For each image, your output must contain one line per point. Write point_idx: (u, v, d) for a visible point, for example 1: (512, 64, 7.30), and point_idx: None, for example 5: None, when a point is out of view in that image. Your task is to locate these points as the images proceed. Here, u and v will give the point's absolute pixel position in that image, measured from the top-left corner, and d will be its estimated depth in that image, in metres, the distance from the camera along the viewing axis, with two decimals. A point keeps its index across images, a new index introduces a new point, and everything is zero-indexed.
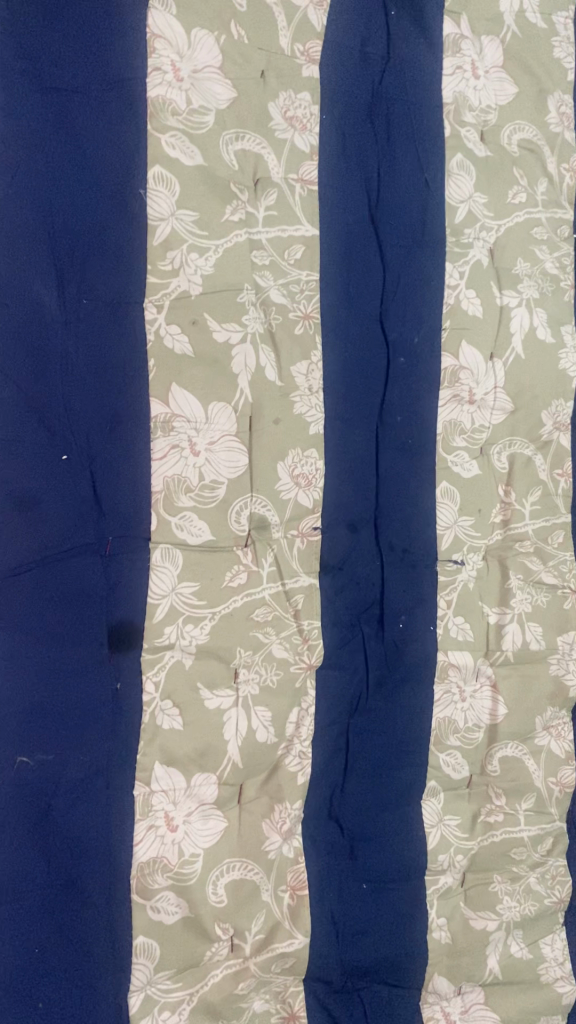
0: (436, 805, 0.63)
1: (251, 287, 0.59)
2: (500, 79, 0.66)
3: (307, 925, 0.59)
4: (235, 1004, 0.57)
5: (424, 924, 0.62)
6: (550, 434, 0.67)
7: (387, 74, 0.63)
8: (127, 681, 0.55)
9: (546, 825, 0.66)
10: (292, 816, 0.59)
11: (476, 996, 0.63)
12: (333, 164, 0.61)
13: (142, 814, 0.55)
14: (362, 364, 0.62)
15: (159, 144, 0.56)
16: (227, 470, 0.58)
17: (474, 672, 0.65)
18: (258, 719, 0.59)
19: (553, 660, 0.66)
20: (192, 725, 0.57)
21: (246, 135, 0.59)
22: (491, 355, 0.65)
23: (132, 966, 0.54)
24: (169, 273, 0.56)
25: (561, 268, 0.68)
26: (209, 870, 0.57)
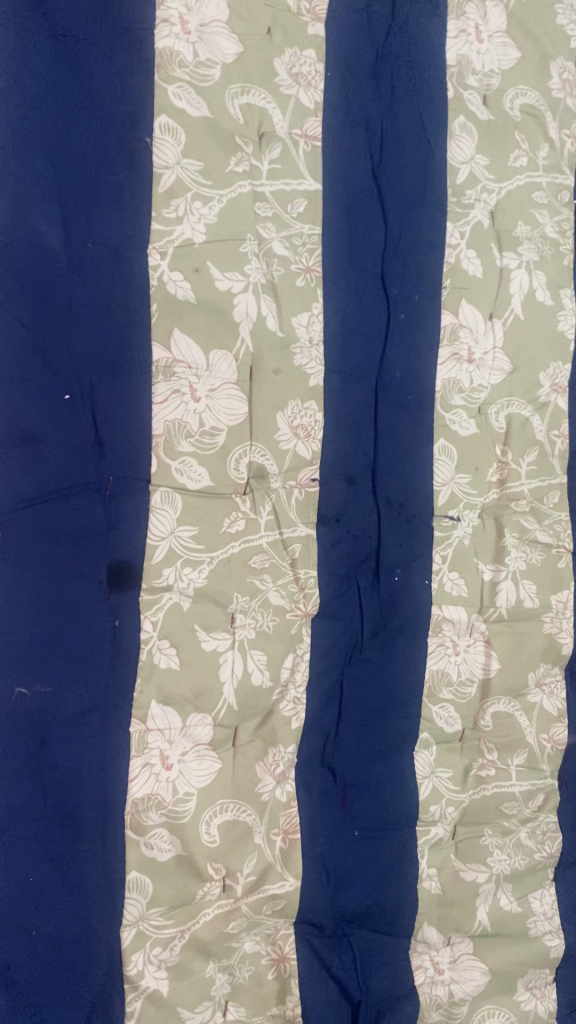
0: (428, 757, 0.64)
1: (253, 239, 0.60)
2: (504, 43, 0.67)
3: (298, 869, 0.60)
4: (226, 942, 0.58)
5: (415, 873, 0.63)
6: (548, 396, 0.68)
7: (391, 36, 0.64)
8: (126, 620, 0.56)
9: (538, 781, 0.66)
10: (285, 760, 0.60)
11: (465, 947, 0.63)
12: (337, 120, 0.62)
13: (138, 752, 0.56)
14: (363, 318, 0.62)
15: (166, 94, 0.57)
16: (229, 417, 0.59)
17: (468, 627, 0.65)
18: (254, 662, 0.59)
19: (547, 618, 0.67)
20: (188, 666, 0.58)
21: (252, 89, 0.60)
22: (490, 314, 0.66)
23: (125, 900, 0.56)
24: (173, 220, 0.57)
25: (561, 232, 0.68)
26: (203, 810, 0.58)
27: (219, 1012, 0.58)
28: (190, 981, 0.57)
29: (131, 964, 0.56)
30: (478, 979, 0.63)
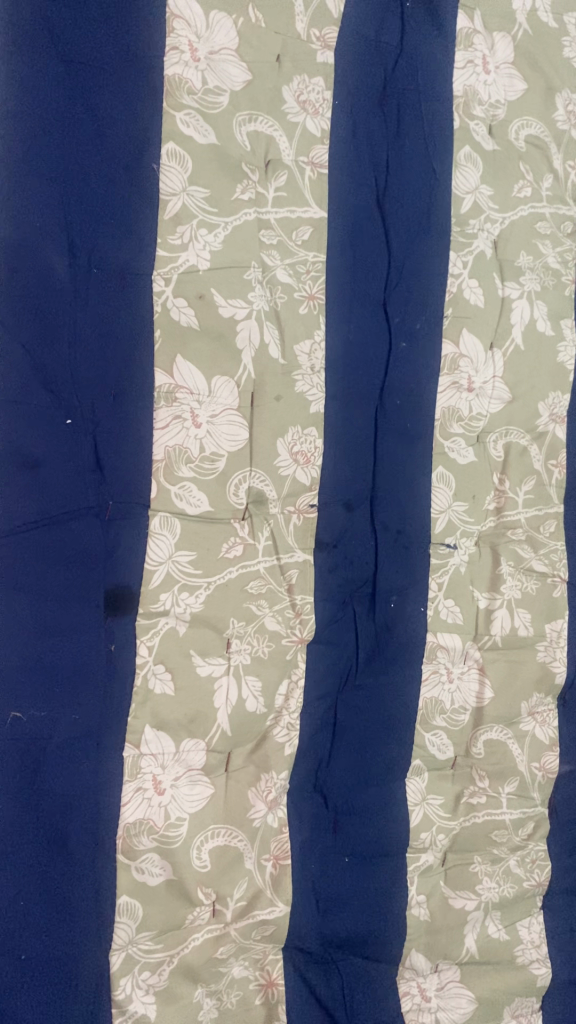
0: (419, 784, 0.64)
1: (258, 266, 0.60)
2: (510, 75, 0.67)
3: (288, 894, 0.60)
4: (214, 967, 0.58)
5: (404, 899, 0.63)
6: (546, 425, 0.68)
7: (399, 65, 0.64)
8: (122, 644, 0.57)
9: (528, 810, 0.66)
10: (278, 785, 0.61)
11: (452, 975, 0.63)
12: (344, 149, 0.62)
13: (130, 776, 0.57)
14: (364, 347, 0.63)
15: (174, 122, 0.58)
16: (230, 440, 0.59)
17: (462, 654, 0.65)
18: (248, 687, 0.60)
19: (540, 647, 0.67)
20: (183, 690, 0.58)
21: (259, 117, 0.60)
22: (490, 344, 0.66)
23: (115, 924, 0.56)
24: (178, 247, 0.58)
25: (563, 263, 0.69)
26: (195, 834, 0.58)
27: None
28: (178, 1006, 0.57)
29: (119, 988, 0.56)
30: (464, 1006, 0.63)
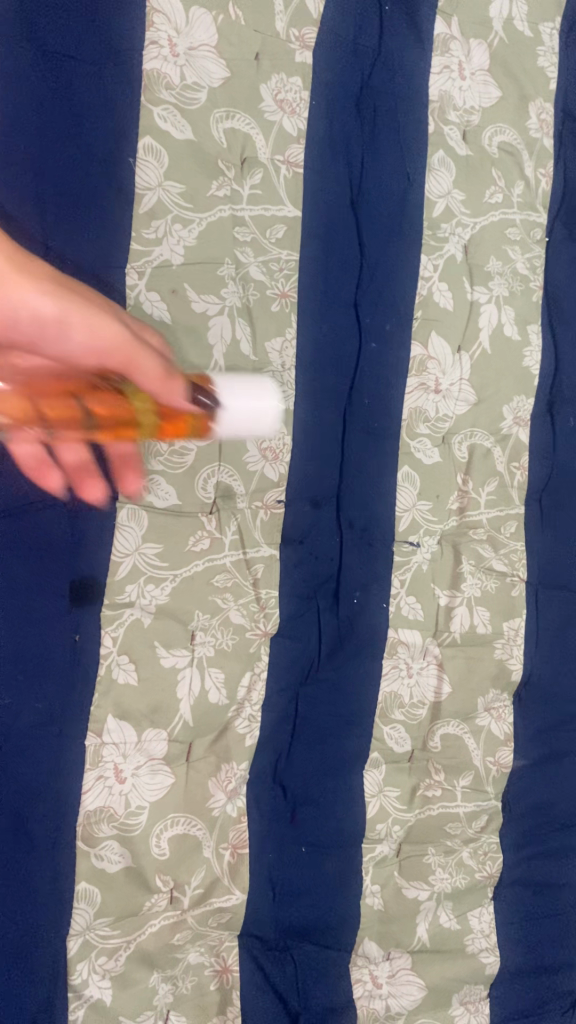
0: (377, 776, 0.65)
1: (231, 263, 0.61)
2: (485, 82, 0.68)
3: (245, 883, 0.61)
4: (171, 954, 0.59)
5: (359, 889, 0.64)
6: (510, 428, 0.69)
7: (377, 68, 0.65)
8: (86, 635, 0.57)
9: (482, 803, 0.68)
10: (238, 776, 0.62)
11: (404, 962, 0.64)
12: (319, 149, 0.63)
13: (92, 765, 0.57)
14: (334, 346, 0.64)
15: (151, 115, 0.58)
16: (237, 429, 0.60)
17: (422, 649, 0.67)
18: (211, 680, 0.61)
19: (498, 644, 0.69)
20: (147, 682, 0.59)
21: (237, 114, 0.61)
22: (458, 347, 0.67)
23: (73, 911, 0.56)
24: (153, 241, 0.58)
25: (531, 269, 0.70)
26: (154, 823, 0.59)
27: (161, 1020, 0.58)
28: (133, 991, 0.58)
29: (76, 973, 0.56)
30: (415, 993, 0.64)
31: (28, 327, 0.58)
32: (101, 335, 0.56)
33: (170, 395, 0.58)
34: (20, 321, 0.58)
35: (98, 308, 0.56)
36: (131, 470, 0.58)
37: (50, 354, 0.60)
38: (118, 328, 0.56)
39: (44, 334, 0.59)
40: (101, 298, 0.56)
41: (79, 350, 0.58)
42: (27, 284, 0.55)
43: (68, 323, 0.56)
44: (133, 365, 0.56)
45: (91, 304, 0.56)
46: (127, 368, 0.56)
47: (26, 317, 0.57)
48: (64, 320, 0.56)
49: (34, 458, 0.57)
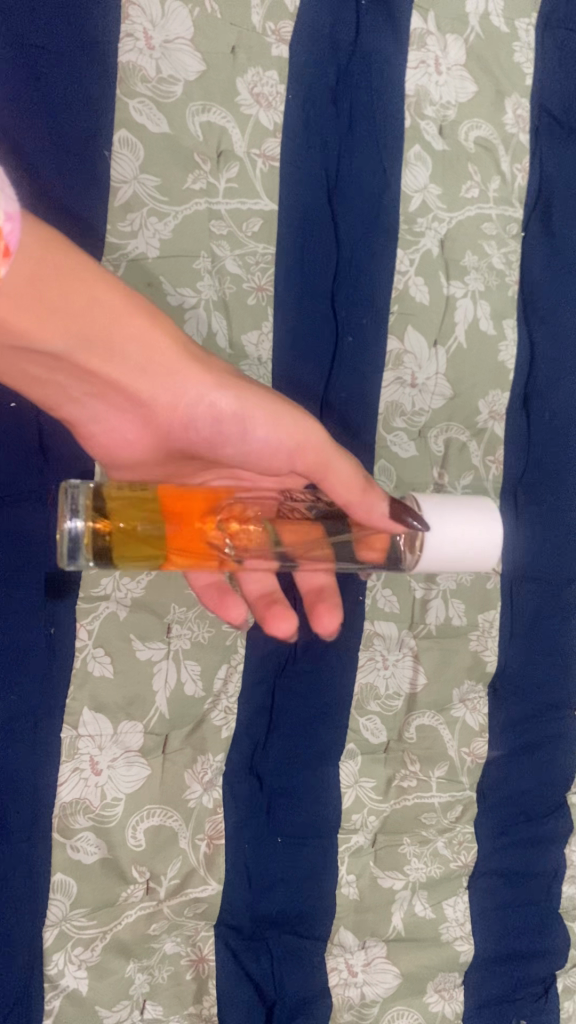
0: (352, 767, 0.66)
1: (207, 255, 0.62)
2: (462, 77, 0.68)
3: (221, 873, 0.62)
4: (147, 944, 0.59)
5: (334, 878, 0.64)
6: (486, 422, 0.69)
7: (354, 61, 0.64)
8: (62, 626, 0.58)
9: (457, 793, 0.68)
10: (214, 768, 0.63)
11: (379, 951, 0.64)
12: (295, 144, 0.63)
13: (68, 758, 0.58)
14: (310, 340, 0.64)
15: (127, 108, 0.59)
16: (446, 553, 0.55)
17: (397, 642, 0.68)
18: (187, 671, 0.62)
19: (473, 636, 0.69)
20: (122, 674, 0.60)
21: (213, 108, 0.61)
22: (434, 341, 0.68)
23: (49, 902, 0.57)
24: (128, 234, 0.59)
25: (506, 264, 0.69)
26: (131, 815, 0.60)
27: (137, 1011, 0.58)
28: (110, 980, 0.58)
29: (52, 964, 0.57)
30: (389, 981, 0.63)
31: (198, 437, 0.57)
32: (288, 434, 0.55)
33: (372, 513, 0.55)
34: (198, 435, 0.57)
35: (299, 420, 0.55)
36: (326, 609, 0.63)
37: (228, 455, 0.59)
38: (319, 433, 0.55)
39: (230, 439, 0.57)
40: (287, 403, 0.56)
41: (262, 451, 0.57)
42: (206, 384, 0.54)
43: (250, 422, 0.55)
44: (327, 473, 0.55)
45: (294, 417, 0.56)
46: (323, 474, 0.56)
47: (202, 420, 0.56)
48: (236, 426, 0.56)
49: (212, 592, 0.62)
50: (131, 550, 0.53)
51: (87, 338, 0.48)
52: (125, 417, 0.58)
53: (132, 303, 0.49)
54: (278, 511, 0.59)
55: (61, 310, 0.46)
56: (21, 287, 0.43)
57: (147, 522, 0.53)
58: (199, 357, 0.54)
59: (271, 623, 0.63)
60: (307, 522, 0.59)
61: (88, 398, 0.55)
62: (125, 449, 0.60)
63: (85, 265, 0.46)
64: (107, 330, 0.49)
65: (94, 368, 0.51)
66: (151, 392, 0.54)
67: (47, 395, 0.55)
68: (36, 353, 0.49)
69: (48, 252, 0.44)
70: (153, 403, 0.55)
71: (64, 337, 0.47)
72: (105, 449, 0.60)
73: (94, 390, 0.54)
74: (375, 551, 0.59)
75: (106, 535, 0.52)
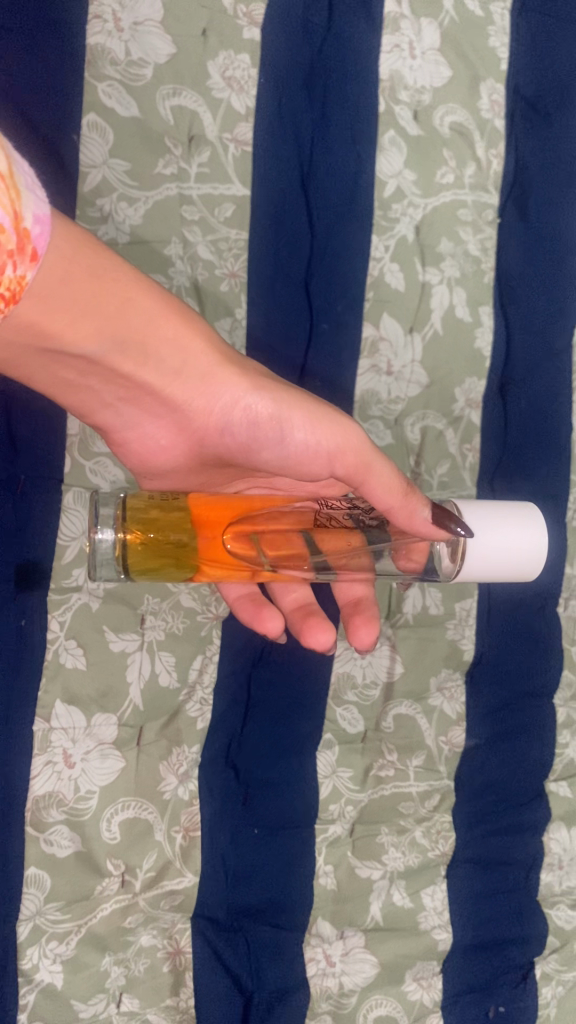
0: (330, 757, 0.66)
1: (178, 242, 0.62)
2: (436, 61, 0.66)
3: (197, 865, 0.61)
4: (122, 937, 0.59)
5: (312, 868, 0.64)
6: (462, 410, 0.69)
7: (327, 43, 0.63)
8: (31, 617, 0.59)
9: (434, 782, 0.68)
10: (189, 759, 0.63)
11: (357, 940, 0.63)
12: (268, 128, 0.63)
13: (40, 750, 0.59)
14: (285, 327, 0.64)
15: (95, 91, 0.59)
16: (487, 562, 0.55)
17: (375, 631, 0.69)
18: (162, 662, 0.63)
19: (450, 624, 0.69)
20: (95, 665, 0.61)
21: (184, 92, 0.61)
22: (410, 328, 0.67)
23: (22, 896, 0.57)
24: (98, 220, 0.60)
25: (483, 251, 0.68)
26: (105, 807, 0.60)
27: (113, 1004, 0.58)
28: (85, 974, 0.58)
29: (26, 958, 0.57)
30: (367, 971, 0.62)
31: (235, 443, 0.55)
32: (326, 435, 0.53)
33: (412, 520, 0.54)
34: (235, 441, 0.55)
35: (335, 421, 0.53)
36: (364, 623, 0.64)
37: (266, 460, 0.57)
38: (358, 434, 0.53)
39: (266, 444, 0.55)
40: (323, 405, 0.54)
41: (300, 456, 0.55)
42: (241, 387, 0.52)
43: (288, 423, 0.53)
44: (365, 475, 0.53)
45: (330, 419, 0.54)
46: (362, 478, 0.53)
47: (238, 425, 0.54)
48: (272, 428, 0.54)
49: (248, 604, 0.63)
50: (159, 563, 0.53)
51: (121, 341, 0.47)
52: (161, 424, 0.56)
53: (163, 304, 0.48)
54: (315, 520, 0.58)
55: (95, 312, 0.45)
56: (51, 289, 0.42)
57: (178, 535, 0.53)
58: (234, 360, 0.52)
59: (309, 638, 0.63)
60: (349, 529, 0.58)
61: (120, 404, 0.53)
62: (159, 456, 0.58)
63: (119, 269, 0.46)
64: (143, 333, 0.47)
65: (129, 372, 0.49)
66: (184, 396, 0.52)
67: (78, 401, 0.53)
68: (69, 358, 0.47)
69: (79, 254, 0.43)
70: (187, 408, 0.53)
71: (97, 340, 0.46)
72: (137, 456, 0.58)
73: (129, 397, 0.53)
74: (417, 558, 0.59)
75: (137, 548, 0.52)
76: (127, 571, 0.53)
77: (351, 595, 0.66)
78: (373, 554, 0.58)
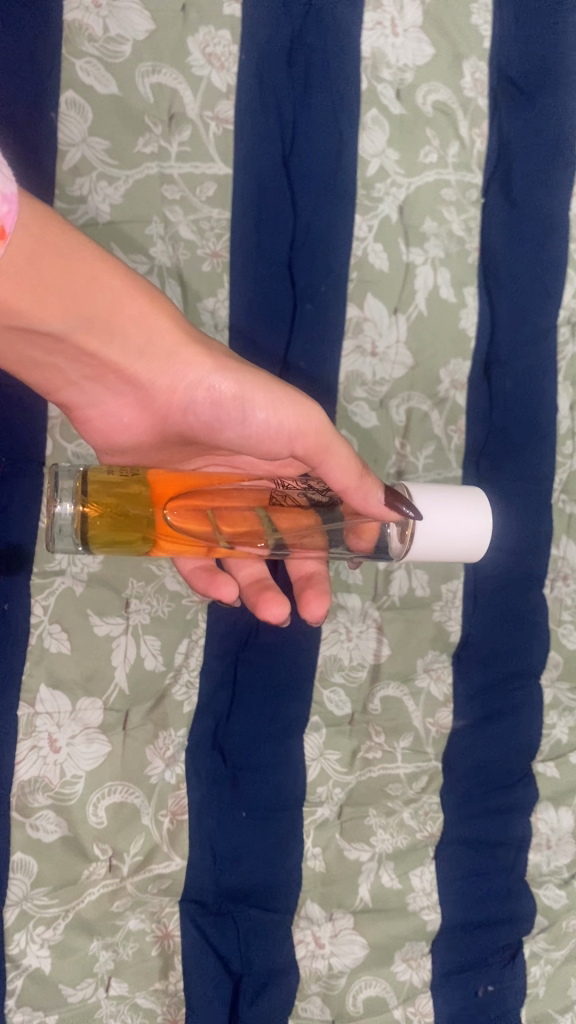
0: (317, 740, 0.66)
1: (160, 221, 0.61)
2: (418, 39, 0.66)
3: (185, 849, 0.61)
4: (110, 921, 0.59)
5: (299, 851, 0.64)
6: (447, 391, 0.69)
7: (308, 22, 0.62)
8: (15, 601, 0.59)
9: (422, 764, 0.68)
10: (176, 743, 0.63)
11: (346, 922, 0.63)
12: (249, 107, 0.62)
13: (25, 734, 0.59)
14: (269, 308, 0.64)
15: (73, 69, 0.58)
16: (436, 539, 0.56)
17: (361, 614, 0.69)
18: (147, 646, 0.63)
19: (437, 606, 0.70)
20: (80, 648, 0.61)
21: (163, 69, 0.60)
22: (395, 308, 0.67)
23: (9, 880, 0.57)
24: (77, 199, 0.59)
25: (467, 230, 0.68)
26: (91, 791, 0.60)
27: (102, 988, 0.57)
28: (74, 959, 0.57)
29: (13, 943, 0.56)
30: (356, 952, 0.62)
31: (200, 424, 0.55)
32: (290, 416, 0.53)
33: (367, 502, 0.54)
34: (200, 423, 0.55)
35: (297, 403, 0.53)
36: (315, 598, 0.63)
37: (230, 442, 0.56)
38: (321, 416, 0.53)
39: (229, 424, 0.54)
40: (287, 386, 0.54)
41: (263, 438, 0.54)
42: (206, 368, 0.52)
43: (251, 404, 0.53)
44: (325, 457, 0.53)
45: (294, 400, 0.53)
46: (322, 458, 0.53)
47: (203, 406, 0.53)
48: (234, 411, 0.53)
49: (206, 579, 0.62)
50: (117, 535, 0.53)
51: (87, 318, 0.46)
52: (124, 404, 0.55)
53: (129, 284, 0.48)
54: (271, 499, 0.58)
55: (60, 292, 0.44)
56: (20, 265, 0.42)
57: (138, 509, 0.53)
58: (199, 341, 0.52)
59: (264, 610, 0.62)
60: (303, 508, 0.58)
61: (85, 384, 0.53)
62: (122, 436, 0.58)
63: (85, 249, 0.45)
64: (109, 312, 0.47)
65: (94, 351, 0.49)
66: (149, 374, 0.51)
67: (44, 379, 0.52)
68: (34, 335, 0.47)
69: (46, 232, 0.43)
70: (152, 388, 0.52)
71: (62, 317, 0.45)
72: (102, 434, 0.58)
73: (93, 375, 0.52)
74: (367, 535, 0.59)
75: (95, 520, 0.52)
76: (85, 543, 0.52)
77: (305, 569, 0.66)
78: (327, 533, 0.59)
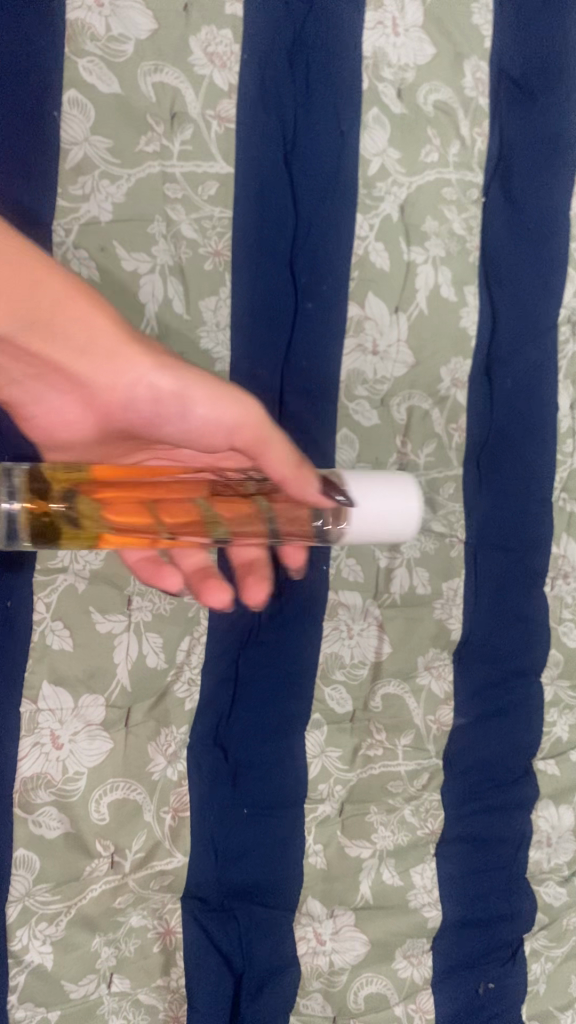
0: (318, 736, 0.66)
1: (162, 219, 0.61)
2: (420, 38, 0.66)
3: (187, 846, 0.62)
4: (112, 917, 0.59)
5: (301, 848, 0.64)
6: (448, 390, 0.69)
7: (308, 22, 0.62)
8: (19, 598, 0.59)
9: (423, 761, 0.68)
10: (178, 740, 0.63)
11: (347, 919, 0.63)
12: (250, 104, 0.62)
13: (28, 731, 0.59)
14: (270, 306, 0.63)
15: (76, 68, 0.58)
16: (369, 525, 0.52)
17: (362, 611, 0.68)
18: (149, 644, 0.63)
19: (437, 604, 0.69)
20: (82, 646, 0.61)
21: (165, 69, 0.60)
22: (395, 307, 0.67)
23: (12, 877, 0.57)
24: (80, 197, 0.59)
25: (467, 229, 0.68)
26: (93, 788, 0.60)
27: (104, 984, 0.58)
28: (75, 955, 0.58)
29: (16, 939, 0.57)
30: (357, 949, 0.63)
31: (143, 422, 0.54)
32: (228, 411, 0.51)
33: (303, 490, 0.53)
34: (141, 420, 0.54)
35: (237, 400, 0.52)
36: (254, 580, 0.63)
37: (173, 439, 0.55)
38: (258, 410, 0.52)
39: (170, 424, 0.53)
40: (228, 383, 0.52)
41: (204, 435, 0.53)
42: (145, 366, 0.51)
43: (190, 401, 0.51)
44: (262, 450, 0.52)
45: (233, 397, 0.52)
46: (260, 451, 0.52)
47: (143, 403, 0.52)
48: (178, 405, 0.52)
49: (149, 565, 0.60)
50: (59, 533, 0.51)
51: (28, 317, 0.48)
52: (70, 404, 0.55)
53: (71, 286, 0.49)
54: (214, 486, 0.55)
55: (1, 293, 0.46)
56: None
57: (85, 505, 0.51)
58: (143, 343, 0.52)
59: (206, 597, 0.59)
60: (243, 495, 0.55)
61: (27, 379, 0.53)
62: (66, 435, 0.58)
63: (24, 252, 0.47)
64: (49, 311, 0.48)
65: (35, 348, 0.50)
66: (88, 373, 0.51)
67: None
68: None
69: None
70: (95, 387, 0.52)
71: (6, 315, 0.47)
72: (47, 429, 0.58)
73: (36, 373, 0.53)
74: (297, 528, 0.55)
75: (40, 518, 0.50)
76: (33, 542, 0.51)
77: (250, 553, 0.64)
78: (265, 524, 0.55)
